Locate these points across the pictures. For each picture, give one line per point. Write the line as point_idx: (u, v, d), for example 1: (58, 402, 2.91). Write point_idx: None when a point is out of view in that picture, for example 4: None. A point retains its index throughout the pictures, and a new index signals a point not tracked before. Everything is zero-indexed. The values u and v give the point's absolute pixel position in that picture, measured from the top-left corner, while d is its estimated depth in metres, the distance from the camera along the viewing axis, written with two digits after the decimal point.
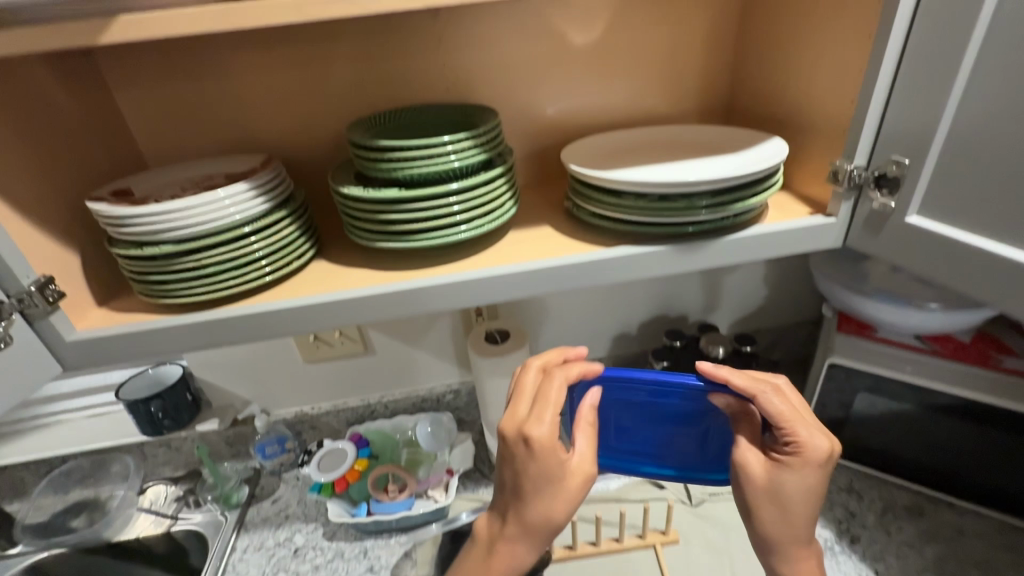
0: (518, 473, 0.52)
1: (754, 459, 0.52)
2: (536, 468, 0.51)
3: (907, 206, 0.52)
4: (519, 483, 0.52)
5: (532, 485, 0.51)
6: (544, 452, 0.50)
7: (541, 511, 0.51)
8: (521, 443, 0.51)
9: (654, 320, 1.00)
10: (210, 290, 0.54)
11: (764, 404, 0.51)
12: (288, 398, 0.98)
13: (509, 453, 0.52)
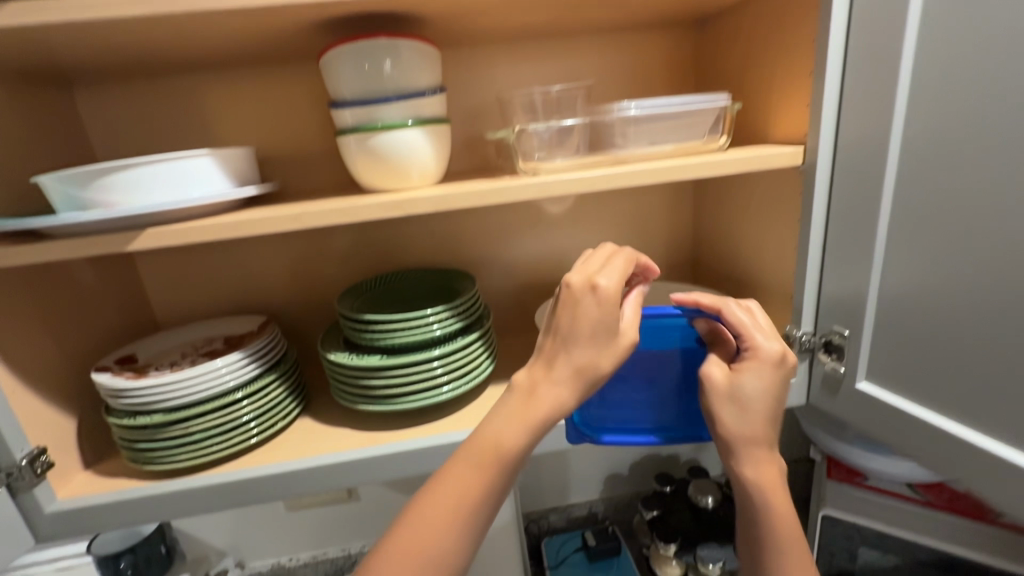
0: (540, 384, 0.45)
1: (712, 366, 0.50)
2: (575, 345, 0.45)
3: (855, 373, 0.56)
4: (530, 400, 0.45)
5: (554, 389, 0.45)
6: (595, 317, 0.44)
7: (526, 444, 0.44)
8: (568, 312, 0.45)
9: (644, 460, 0.98)
10: (193, 456, 0.56)
11: (728, 316, 0.51)
12: (267, 548, 0.94)
13: (535, 365, 0.47)
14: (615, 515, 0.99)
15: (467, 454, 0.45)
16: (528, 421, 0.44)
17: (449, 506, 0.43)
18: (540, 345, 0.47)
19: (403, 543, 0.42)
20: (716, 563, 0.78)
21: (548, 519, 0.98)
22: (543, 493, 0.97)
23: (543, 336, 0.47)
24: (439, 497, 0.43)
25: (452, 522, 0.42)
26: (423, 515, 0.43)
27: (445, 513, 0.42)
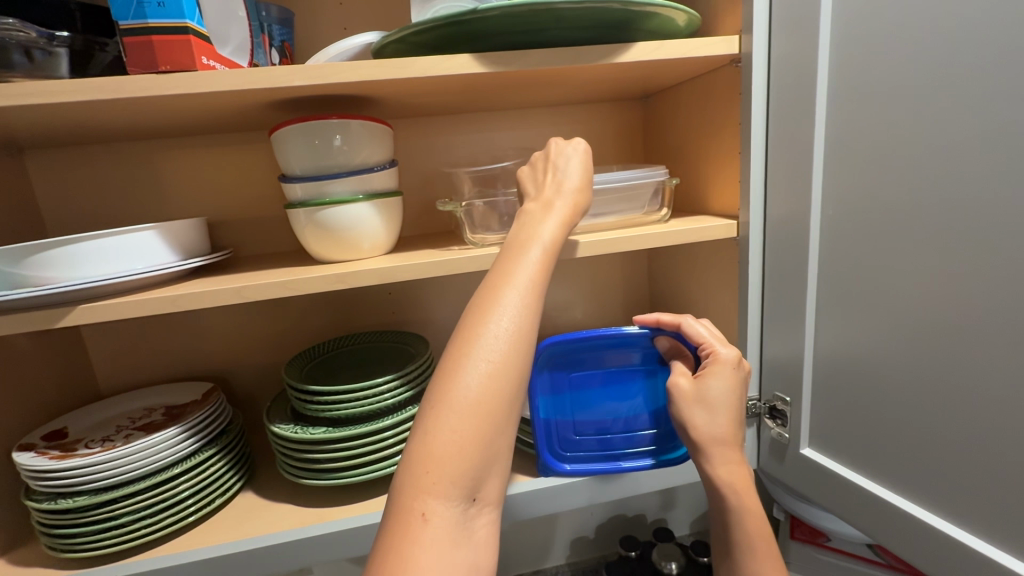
0: (532, 239, 0.45)
1: (678, 379, 0.52)
2: (563, 184, 0.50)
3: (799, 440, 0.57)
4: (532, 254, 0.44)
5: (555, 212, 0.48)
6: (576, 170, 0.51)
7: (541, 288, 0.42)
8: (553, 174, 0.52)
9: (610, 521, 0.96)
10: (117, 542, 0.53)
11: (688, 330, 0.53)
12: None
13: (523, 227, 0.47)
14: None
15: (489, 309, 0.39)
16: (536, 270, 0.43)
17: (495, 361, 0.38)
18: (528, 210, 0.49)
19: (460, 406, 0.36)
20: None
21: None
22: (508, 561, 0.94)
23: (524, 206, 0.50)
24: (480, 352, 0.38)
25: (505, 377, 0.38)
26: (466, 375, 0.37)
27: (493, 370, 0.37)
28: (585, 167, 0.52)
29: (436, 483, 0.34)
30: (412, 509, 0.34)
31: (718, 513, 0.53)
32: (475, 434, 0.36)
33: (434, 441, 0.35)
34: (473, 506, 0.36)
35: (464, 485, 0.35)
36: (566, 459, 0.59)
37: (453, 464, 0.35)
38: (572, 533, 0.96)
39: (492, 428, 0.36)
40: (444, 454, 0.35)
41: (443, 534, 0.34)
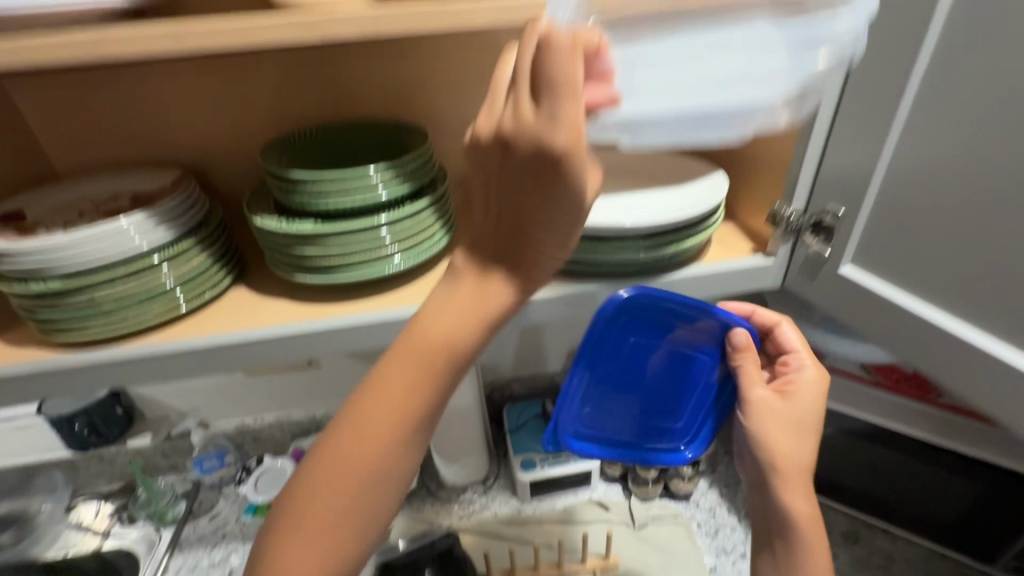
0: (518, 221, 0.34)
1: (755, 374, 0.49)
2: (522, 136, 0.31)
3: (842, 257, 0.55)
4: (517, 212, 0.33)
5: (506, 153, 0.32)
6: (555, 80, 0.30)
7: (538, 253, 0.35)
8: (523, 95, 0.32)
9: None
10: (106, 328, 0.50)
11: (783, 333, 0.56)
12: (233, 411, 0.96)
13: (531, 122, 0.31)
14: None
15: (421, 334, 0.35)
16: (542, 205, 0.33)
17: (423, 355, 0.35)
18: (493, 166, 0.33)
19: (342, 457, 0.35)
20: None
21: (511, 388, 1.01)
22: (508, 365, 1.00)
23: (472, 134, 0.34)
24: (380, 401, 0.35)
25: (429, 374, 0.35)
26: (381, 392, 0.35)
27: (421, 369, 0.35)
28: (568, 130, 0.31)
29: (321, 512, 0.35)
30: (289, 540, 0.35)
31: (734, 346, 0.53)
32: (388, 436, 0.35)
33: (321, 466, 0.35)
34: (377, 518, 0.36)
35: (353, 515, 0.35)
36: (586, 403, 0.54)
37: (347, 486, 0.35)
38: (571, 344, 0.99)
39: (375, 480, 0.35)
40: (342, 478, 0.35)
41: (340, 522, 0.35)
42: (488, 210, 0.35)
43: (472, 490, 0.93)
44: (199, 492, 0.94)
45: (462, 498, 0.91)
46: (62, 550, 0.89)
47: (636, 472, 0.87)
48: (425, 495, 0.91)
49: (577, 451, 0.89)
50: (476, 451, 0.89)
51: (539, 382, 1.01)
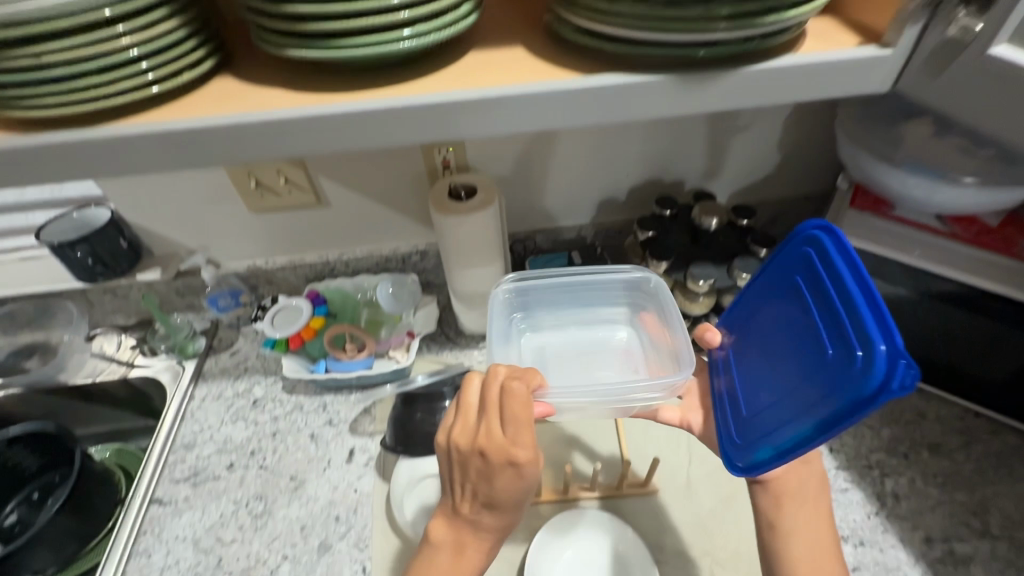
0: (484, 490, 0.48)
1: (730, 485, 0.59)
2: (499, 487, 0.47)
3: (994, 35, 0.40)
4: (506, 463, 0.47)
5: (495, 482, 0.47)
6: (513, 424, 0.48)
7: (525, 488, 0.48)
8: (493, 425, 0.48)
9: (645, 186, 0.90)
10: (65, 100, 0.41)
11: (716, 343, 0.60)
12: (241, 251, 0.91)
13: (512, 484, 0.47)
14: (605, 241, 0.96)
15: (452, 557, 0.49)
16: (502, 527, 0.50)
17: (452, 563, 0.49)
18: (468, 538, 0.50)
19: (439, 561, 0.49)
20: (707, 281, 0.72)
21: (535, 240, 0.95)
22: (533, 215, 0.92)
23: (455, 428, 0.50)
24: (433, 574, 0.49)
25: (471, 568, 0.49)
26: (447, 560, 0.49)
27: (460, 568, 0.49)
28: (525, 487, 0.48)
29: None
30: None
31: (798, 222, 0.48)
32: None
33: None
34: None
35: None
36: (864, 344, 0.40)
37: None
38: (602, 194, 0.90)
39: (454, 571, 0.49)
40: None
41: None
42: (472, 487, 0.49)
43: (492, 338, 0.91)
44: (218, 330, 0.95)
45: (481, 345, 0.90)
46: (90, 377, 0.91)
47: None
48: (444, 341, 0.91)
49: None
50: None
51: (565, 234, 0.93)
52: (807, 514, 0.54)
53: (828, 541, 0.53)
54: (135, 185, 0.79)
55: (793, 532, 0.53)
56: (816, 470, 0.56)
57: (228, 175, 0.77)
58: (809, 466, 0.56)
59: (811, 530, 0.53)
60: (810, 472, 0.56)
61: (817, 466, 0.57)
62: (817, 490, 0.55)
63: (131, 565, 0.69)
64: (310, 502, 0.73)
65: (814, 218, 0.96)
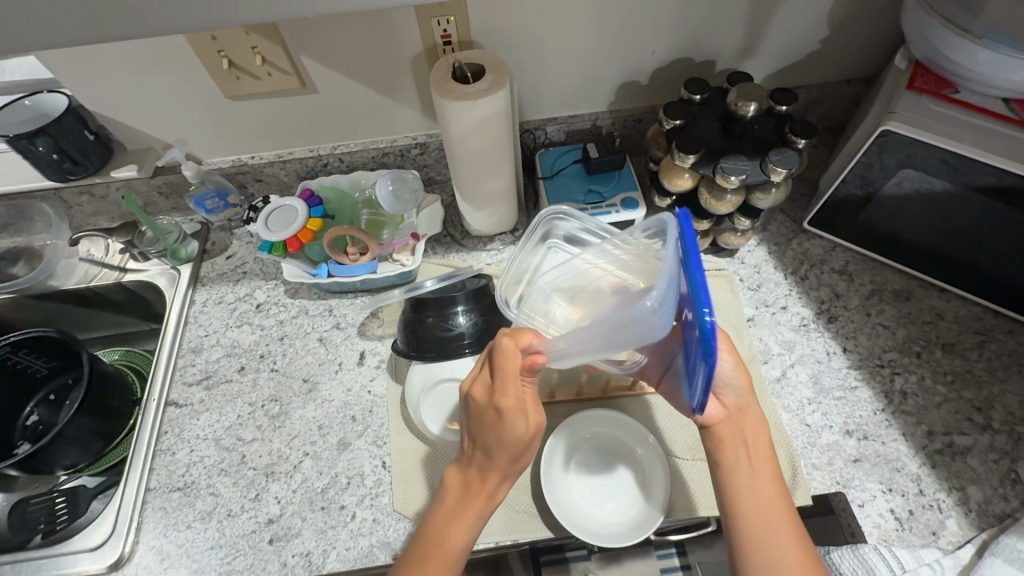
0: (477, 427, 0.54)
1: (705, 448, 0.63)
2: (482, 430, 0.54)
3: None
4: (493, 407, 0.53)
5: (481, 423, 0.54)
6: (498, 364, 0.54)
7: (512, 432, 0.53)
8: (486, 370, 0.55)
9: (672, 66, 0.79)
10: None
11: None
12: (222, 144, 0.82)
13: (493, 417, 0.53)
14: (623, 131, 0.87)
15: (458, 497, 0.55)
16: (501, 472, 0.54)
17: (460, 500, 0.54)
18: (468, 476, 0.55)
19: (449, 496, 0.55)
20: (739, 176, 0.64)
21: (546, 130, 0.86)
22: (544, 102, 0.83)
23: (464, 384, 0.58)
24: (443, 507, 0.55)
25: (478, 510, 0.54)
26: (456, 495, 0.55)
27: (467, 508, 0.54)
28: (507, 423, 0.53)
29: None
30: None
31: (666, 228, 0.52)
32: (454, 542, 0.52)
33: (431, 516, 0.55)
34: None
35: None
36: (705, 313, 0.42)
37: None
38: (623, 76, 0.80)
39: (461, 506, 0.54)
40: (446, 516, 0.54)
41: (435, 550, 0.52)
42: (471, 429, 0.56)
43: (500, 240, 0.86)
44: (209, 234, 0.89)
45: (490, 247, 0.86)
46: (83, 282, 0.87)
47: (686, 225, 0.79)
48: (451, 243, 0.87)
49: (620, 201, 0.79)
50: (506, 198, 0.79)
51: (580, 123, 0.85)
52: (748, 455, 0.58)
53: (767, 475, 0.57)
54: (87, 64, 0.68)
55: (735, 471, 0.57)
56: (755, 418, 0.60)
57: (189, 38, 0.65)
58: (748, 416, 0.60)
59: (751, 466, 0.57)
60: (748, 420, 0.60)
61: (755, 413, 0.60)
62: (756, 433, 0.59)
63: (157, 462, 0.70)
64: (325, 404, 0.73)
65: (855, 104, 0.87)
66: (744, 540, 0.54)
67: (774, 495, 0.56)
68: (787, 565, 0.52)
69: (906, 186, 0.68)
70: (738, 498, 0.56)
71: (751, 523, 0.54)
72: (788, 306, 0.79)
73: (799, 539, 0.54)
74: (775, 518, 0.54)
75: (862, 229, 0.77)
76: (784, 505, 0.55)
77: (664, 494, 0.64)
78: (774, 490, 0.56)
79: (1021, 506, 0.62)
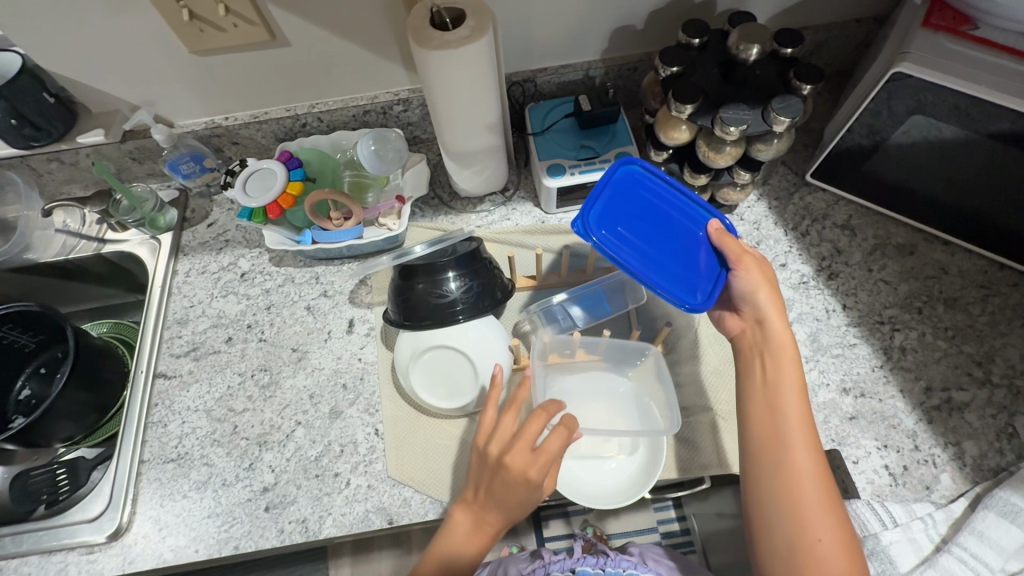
0: (508, 494, 0.53)
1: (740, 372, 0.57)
2: (511, 496, 0.53)
3: None
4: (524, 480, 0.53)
5: (512, 489, 0.53)
6: (541, 447, 0.54)
7: (534, 498, 0.55)
8: (527, 447, 0.53)
9: (669, 8, 0.73)
10: None
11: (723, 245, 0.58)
12: (192, 105, 0.78)
13: (526, 491, 0.53)
14: (617, 81, 0.83)
15: (468, 538, 0.56)
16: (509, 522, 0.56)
17: (470, 539, 0.55)
18: (478, 521, 0.55)
19: (458, 535, 0.56)
20: (739, 127, 0.60)
21: (536, 82, 0.82)
22: (533, 51, 0.78)
23: (487, 442, 0.55)
24: (450, 546, 0.55)
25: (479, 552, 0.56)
26: (465, 538, 0.56)
27: (476, 548, 0.56)
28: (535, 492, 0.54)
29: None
30: None
31: (744, 408, 0.54)
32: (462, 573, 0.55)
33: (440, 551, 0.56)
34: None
35: None
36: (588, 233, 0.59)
37: None
38: (617, 19, 0.74)
39: (472, 550, 0.55)
40: (454, 550, 0.55)
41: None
42: (498, 492, 0.54)
43: (490, 201, 0.83)
44: (188, 201, 0.86)
45: (479, 209, 0.83)
46: (63, 254, 0.84)
47: (682, 180, 0.75)
48: (439, 205, 0.84)
49: (614, 156, 0.75)
50: (494, 156, 0.75)
51: (571, 73, 0.80)
52: (763, 365, 0.55)
53: (788, 382, 0.53)
54: (34, 16, 0.63)
55: (750, 390, 0.54)
56: (781, 327, 0.56)
57: None
58: (775, 323, 0.56)
59: (766, 375, 0.54)
60: (774, 330, 0.56)
61: (782, 323, 0.56)
62: (779, 343, 0.55)
63: (150, 434, 0.70)
64: (316, 371, 0.72)
65: (864, 46, 0.81)
66: (750, 442, 0.52)
67: (793, 404, 0.52)
68: (792, 466, 0.49)
69: (916, 134, 0.64)
70: (749, 408, 0.53)
71: (763, 429, 0.52)
72: (788, 263, 0.76)
73: (814, 452, 0.50)
74: (785, 424, 0.51)
75: (867, 180, 0.74)
76: (805, 417, 0.52)
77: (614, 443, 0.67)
78: (793, 398, 0.52)
79: (1016, 460, 0.61)
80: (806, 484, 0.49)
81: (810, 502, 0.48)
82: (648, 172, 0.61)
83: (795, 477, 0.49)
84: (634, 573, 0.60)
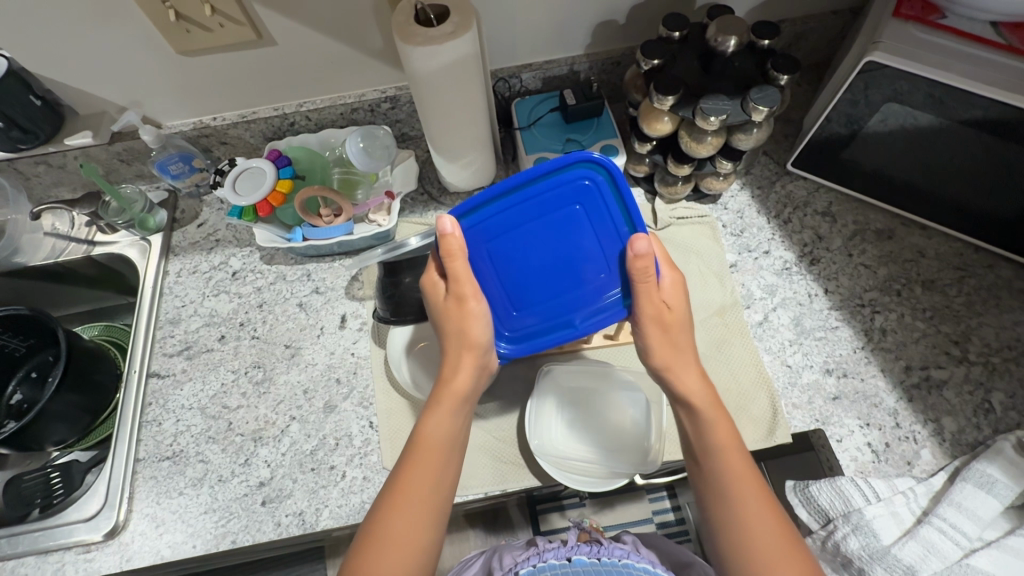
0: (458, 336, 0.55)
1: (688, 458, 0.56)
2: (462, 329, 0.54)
3: None
4: (455, 303, 0.54)
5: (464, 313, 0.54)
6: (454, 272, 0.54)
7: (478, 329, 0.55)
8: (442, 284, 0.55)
9: (650, 3, 0.75)
10: None
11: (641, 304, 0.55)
12: (180, 105, 0.78)
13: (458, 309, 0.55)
14: (601, 76, 0.84)
15: (442, 405, 0.54)
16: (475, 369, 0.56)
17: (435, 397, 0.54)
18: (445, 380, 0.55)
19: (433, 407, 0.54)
20: (719, 116, 0.61)
21: (521, 78, 0.83)
22: (517, 48, 0.79)
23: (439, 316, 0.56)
24: (425, 422, 0.53)
25: (454, 412, 0.54)
26: (436, 414, 0.53)
27: (448, 407, 0.54)
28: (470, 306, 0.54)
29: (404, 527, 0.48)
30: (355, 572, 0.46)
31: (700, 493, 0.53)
32: (440, 436, 0.52)
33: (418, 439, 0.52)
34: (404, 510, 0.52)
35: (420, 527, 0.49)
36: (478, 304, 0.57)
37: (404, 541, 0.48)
38: (600, 14, 0.76)
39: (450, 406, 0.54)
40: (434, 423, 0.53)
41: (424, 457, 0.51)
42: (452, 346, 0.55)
43: None
44: (178, 201, 0.86)
45: None
46: (52, 257, 0.84)
47: (666, 171, 0.77)
48: (428, 201, 0.85)
49: (599, 149, 0.76)
50: (481, 151, 0.76)
51: (556, 69, 0.82)
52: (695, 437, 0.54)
53: (717, 444, 0.52)
54: (15, 16, 0.63)
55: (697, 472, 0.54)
56: (694, 384, 0.54)
57: None
58: (684, 383, 0.55)
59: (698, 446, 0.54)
60: (681, 386, 0.55)
61: (695, 380, 0.55)
62: (696, 403, 0.54)
63: (144, 433, 0.70)
64: (309, 367, 0.73)
65: (841, 37, 0.83)
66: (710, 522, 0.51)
67: (733, 465, 0.51)
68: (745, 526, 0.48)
69: (891, 122, 0.66)
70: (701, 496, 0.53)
71: (716, 505, 0.51)
72: (771, 251, 0.78)
73: (763, 502, 0.49)
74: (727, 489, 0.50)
75: (845, 168, 0.76)
76: (746, 479, 0.50)
77: (610, 434, 0.68)
78: (731, 458, 0.51)
79: (993, 434, 0.64)
80: (765, 540, 0.47)
81: (772, 551, 0.47)
82: (488, 203, 0.55)
83: (756, 540, 0.48)
84: (628, 563, 0.58)
